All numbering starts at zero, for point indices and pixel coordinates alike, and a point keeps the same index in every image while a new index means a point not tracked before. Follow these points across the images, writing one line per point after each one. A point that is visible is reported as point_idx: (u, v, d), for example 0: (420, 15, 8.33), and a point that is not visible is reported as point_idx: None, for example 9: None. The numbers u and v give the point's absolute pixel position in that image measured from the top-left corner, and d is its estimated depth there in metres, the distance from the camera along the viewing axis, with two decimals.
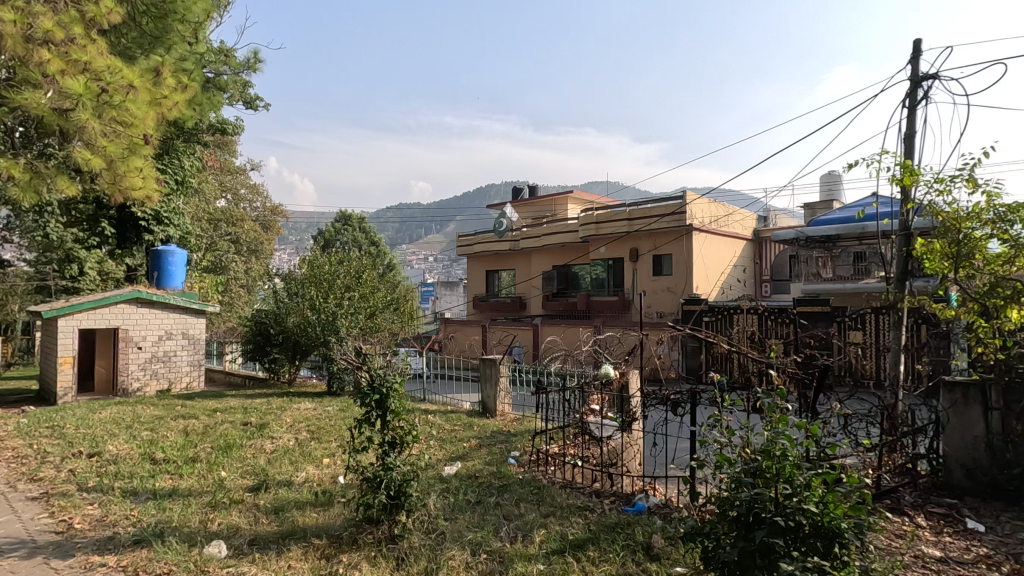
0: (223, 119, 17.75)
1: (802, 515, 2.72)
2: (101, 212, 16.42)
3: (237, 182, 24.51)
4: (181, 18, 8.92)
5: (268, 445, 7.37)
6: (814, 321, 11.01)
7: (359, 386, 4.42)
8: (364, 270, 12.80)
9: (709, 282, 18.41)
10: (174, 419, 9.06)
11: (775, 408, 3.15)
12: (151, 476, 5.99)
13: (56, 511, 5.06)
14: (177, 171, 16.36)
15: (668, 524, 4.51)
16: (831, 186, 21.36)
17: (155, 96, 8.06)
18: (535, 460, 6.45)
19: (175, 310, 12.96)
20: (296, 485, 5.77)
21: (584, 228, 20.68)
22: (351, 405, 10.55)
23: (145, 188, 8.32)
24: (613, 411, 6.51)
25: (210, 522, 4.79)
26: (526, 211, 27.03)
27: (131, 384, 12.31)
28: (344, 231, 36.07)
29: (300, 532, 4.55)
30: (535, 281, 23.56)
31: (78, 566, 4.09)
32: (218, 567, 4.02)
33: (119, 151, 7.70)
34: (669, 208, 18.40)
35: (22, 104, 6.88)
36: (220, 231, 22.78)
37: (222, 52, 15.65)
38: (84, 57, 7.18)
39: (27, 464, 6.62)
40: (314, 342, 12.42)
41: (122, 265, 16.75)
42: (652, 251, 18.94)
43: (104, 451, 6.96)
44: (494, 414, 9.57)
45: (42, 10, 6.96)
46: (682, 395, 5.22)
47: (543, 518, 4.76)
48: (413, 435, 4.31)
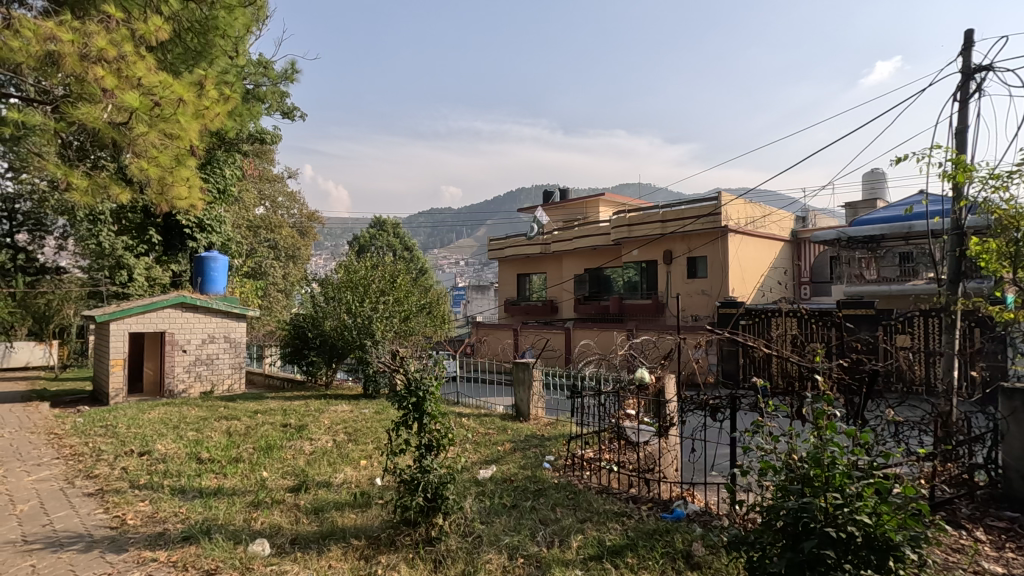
0: (262, 129, 18.35)
1: (854, 526, 2.62)
2: (148, 221, 17.16)
3: (275, 190, 25.28)
4: (223, 34, 9.41)
5: (307, 446, 7.57)
6: (859, 324, 10.63)
7: (396, 388, 4.50)
8: (399, 274, 13.01)
9: (746, 285, 18.00)
10: (218, 420, 9.39)
11: (823, 414, 3.05)
12: (197, 475, 6.20)
13: (110, 507, 5.29)
14: (219, 180, 16.95)
15: (710, 532, 4.40)
16: (874, 184, 20.67)
17: (199, 108, 8.35)
18: (569, 465, 6.40)
19: (218, 314, 13.42)
20: (335, 486, 5.89)
21: (616, 230, 20.48)
22: (387, 408, 10.70)
23: (190, 198, 8.70)
24: (649, 416, 6.41)
25: (254, 521, 4.92)
26: (558, 215, 26.97)
27: (177, 385, 12.78)
28: (378, 237, 36.77)
29: (339, 533, 4.63)
30: (566, 284, 23.49)
31: (131, 560, 4.25)
32: (262, 565, 4.13)
33: (169, 162, 8.11)
34: (704, 209, 18.10)
35: (81, 118, 7.28)
36: (259, 238, 23.53)
37: (261, 65, 16.24)
38: (137, 73, 7.57)
39: (84, 461, 6.94)
40: (350, 345, 12.67)
41: (168, 271, 17.48)
42: (686, 254, 18.63)
43: (153, 450, 7.26)
44: (527, 418, 9.54)
45: (97, 30, 7.42)
46: (721, 400, 5.05)
47: (580, 523, 4.72)
48: (449, 438, 4.35)
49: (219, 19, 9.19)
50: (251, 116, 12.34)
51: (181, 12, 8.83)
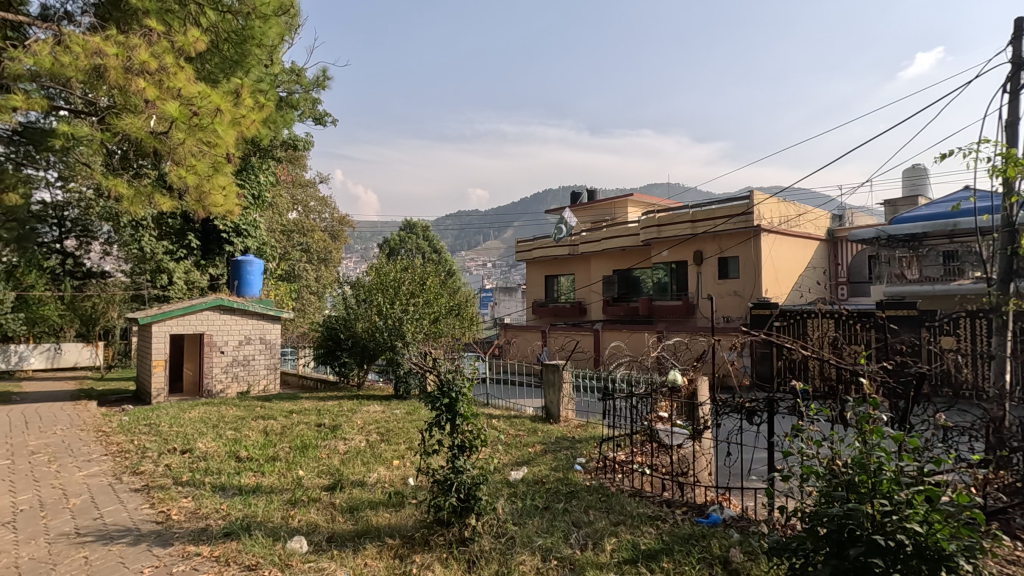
0: (295, 135, 18.79)
1: (903, 534, 2.54)
2: (188, 226, 17.71)
3: (308, 195, 25.83)
4: (258, 44, 9.69)
5: (342, 445, 7.70)
6: (901, 325, 10.28)
7: (429, 389, 4.54)
8: (428, 276, 13.19)
9: (780, 286, 17.57)
10: (254, 419, 9.62)
11: (868, 419, 2.95)
12: (237, 473, 6.39)
13: (156, 503, 5.49)
14: (254, 186, 17.39)
15: (748, 538, 4.31)
16: (915, 181, 19.97)
17: (235, 117, 8.61)
18: (601, 467, 6.35)
19: (254, 316, 13.77)
20: (369, 485, 5.98)
21: (645, 231, 20.25)
22: (418, 408, 10.82)
23: (227, 205, 9.01)
24: (682, 419, 6.31)
25: (291, 518, 5.04)
26: (586, 215, 26.84)
27: (215, 385, 13.16)
28: (408, 239, 37.23)
29: (374, 532, 4.70)
30: (595, 286, 23.34)
31: (177, 554, 4.40)
32: (300, 562, 4.20)
33: (206, 170, 8.45)
34: (735, 209, 17.76)
35: (125, 128, 7.66)
36: (293, 241, 24.12)
37: (294, 72, 16.68)
38: (177, 84, 7.98)
39: (130, 458, 7.21)
40: (381, 347, 12.82)
41: (206, 274, 18.02)
42: (717, 254, 18.28)
43: (194, 448, 7.47)
44: (557, 420, 9.50)
45: (139, 43, 7.84)
46: (758, 403, 4.91)
47: (614, 526, 4.68)
48: (481, 439, 4.38)
49: (254, 29, 9.47)
50: (284, 122, 12.64)
51: (218, 23, 9.20)
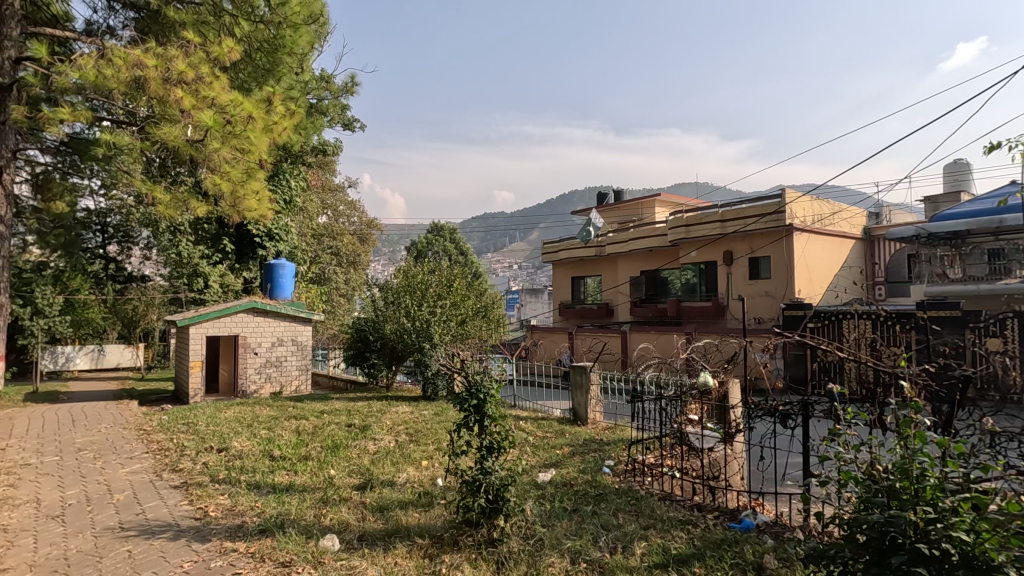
0: (324, 141, 19.17)
1: (949, 543, 2.45)
2: (223, 231, 18.47)
3: (337, 200, 26.32)
4: (288, 52, 10.84)
5: (371, 446, 7.81)
6: (944, 326, 9.89)
7: (457, 391, 4.56)
8: (455, 278, 13.29)
9: (813, 286, 17.13)
10: (287, 419, 9.83)
11: (910, 422, 2.86)
12: (270, 471, 6.54)
13: (194, 499, 5.67)
14: (286, 191, 17.78)
15: (783, 545, 4.21)
16: (957, 176, 19.23)
17: (267, 123, 9.56)
18: (630, 470, 6.29)
19: (286, 318, 14.08)
20: (399, 485, 6.05)
21: (673, 231, 20.00)
22: (445, 410, 10.89)
23: (260, 209, 9.98)
24: (713, 422, 6.19)
25: (323, 517, 5.13)
26: (613, 216, 26.65)
27: (249, 386, 13.50)
28: (435, 242, 37.60)
29: (404, 531, 4.75)
30: (622, 287, 23.14)
31: (215, 549, 4.53)
32: (333, 560, 4.27)
33: (239, 176, 9.40)
34: (765, 208, 17.40)
35: (164, 136, 8.59)
36: (323, 245, 24.64)
37: (324, 79, 17.07)
38: (211, 94, 8.83)
39: (170, 455, 7.47)
40: (409, 348, 12.95)
41: (240, 278, 18.67)
42: (748, 254, 17.91)
43: (230, 447, 7.68)
44: (585, 422, 9.44)
45: (176, 56, 8.76)
46: (792, 407, 4.78)
47: (643, 530, 4.63)
48: (509, 440, 4.40)
49: (284, 38, 10.55)
50: (314, 129, 12.90)
51: (251, 34, 10.33)
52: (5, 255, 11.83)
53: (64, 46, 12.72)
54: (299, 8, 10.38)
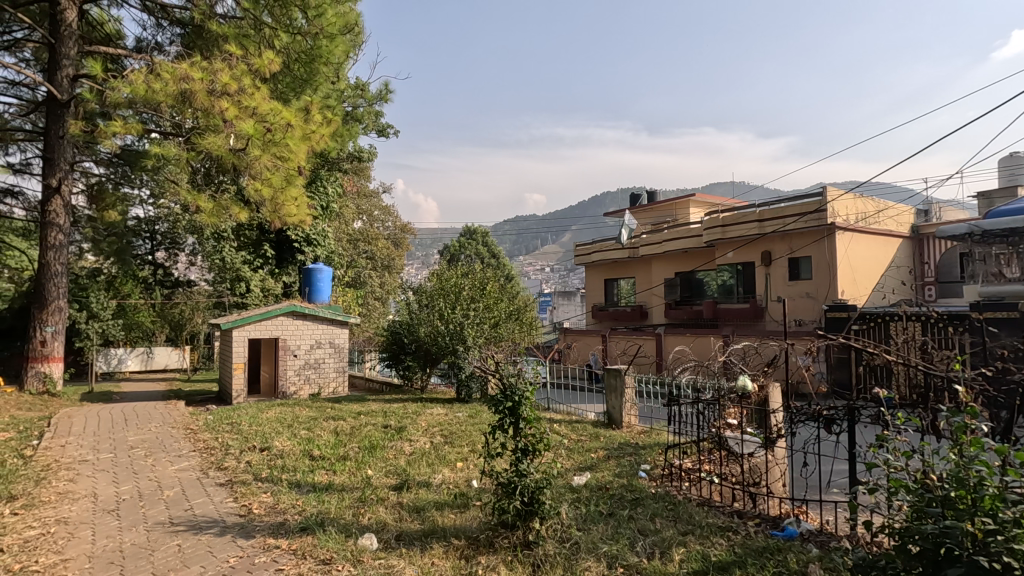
0: (359, 148, 19.60)
1: (1011, 557, 2.32)
2: (263, 237, 19.20)
3: (372, 205, 26.85)
4: (325, 62, 11.12)
5: (407, 447, 7.91)
6: (1001, 328, 9.40)
7: (492, 393, 4.60)
8: (488, 281, 13.38)
9: (857, 287, 16.54)
10: (325, 420, 10.07)
11: (966, 429, 2.71)
12: (310, 471, 6.70)
13: (238, 497, 5.86)
14: (323, 198, 18.28)
15: (829, 554, 4.06)
16: (1013, 170, 18.30)
17: (305, 131, 9.91)
18: (667, 475, 6.19)
19: (324, 321, 14.42)
20: (435, 486, 6.13)
21: (709, 231, 19.62)
22: (479, 412, 10.97)
23: (299, 214, 10.22)
24: (753, 427, 6.03)
25: (361, 516, 5.23)
26: (646, 218, 26.32)
27: (288, 388, 13.88)
28: (467, 245, 37.96)
29: (440, 532, 4.80)
30: (656, 289, 22.83)
31: (258, 546, 4.67)
32: (371, 559, 4.34)
33: (279, 182, 9.77)
34: (806, 206, 16.88)
35: (209, 146, 9.11)
36: (359, 249, 25.17)
37: (358, 87, 17.54)
38: (252, 104, 9.30)
39: (216, 454, 7.74)
40: (443, 350, 13.08)
41: (280, 282, 19.34)
42: (787, 254, 17.41)
43: (272, 446, 7.93)
44: (620, 425, 9.34)
45: (221, 68, 9.26)
46: (837, 412, 4.60)
47: (682, 536, 4.54)
48: (545, 444, 4.39)
49: (321, 48, 10.87)
50: (349, 136, 13.24)
51: (290, 45, 10.77)
52: (65, 261, 12.50)
53: (117, 63, 13.43)
54: (335, 19, 10.64)
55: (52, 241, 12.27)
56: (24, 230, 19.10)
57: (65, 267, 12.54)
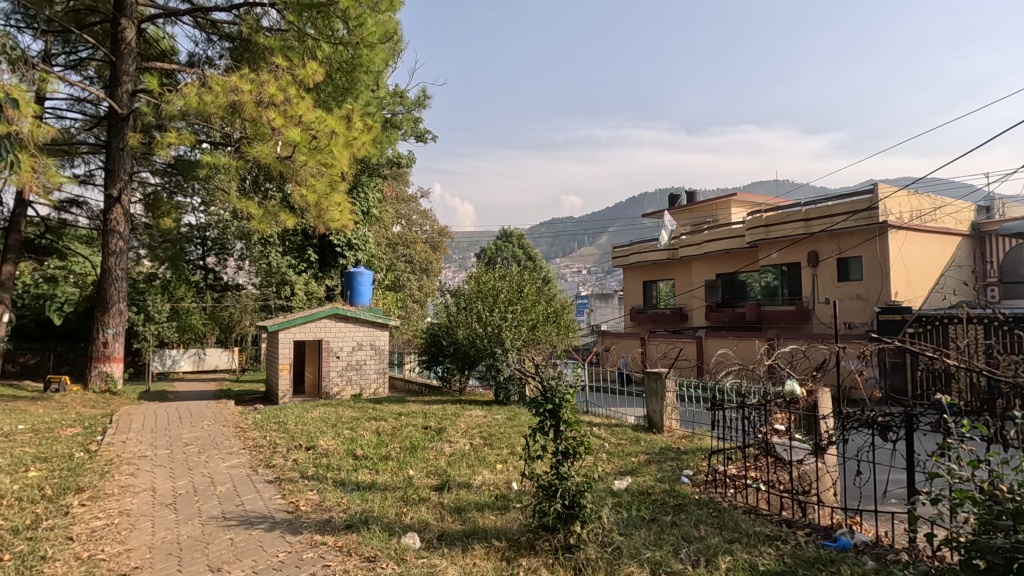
0: (398, 154, 19.99)
1: None
2: (307, 242, 19.80)
3: (410, 209, 27.33)
4: (366, 70, 11.43)
5: (448, 448, 7.99)
6: None
7: (532, 395, 4.59)
8: (525, 283, 13.39)
9: (912, 288, 15.79)
10: (367, 420, 10.27)
11: None
12: (354, 470, 6.86)
13: (286, 494, 6.05)
14: (364, 204, 18.72)
15: (887, 567, 3.89)
16: None
17: (348, 138, 10.18)
18: (710, 481, 6.05)
19: (365, 324, 14.73)
20: (476, 487, 6.17)
21: (752, 231, 19.10)
22: (518, 414, 10.99)
23: (342, 220, 10.49)
24: (802, 433, 5.84)
25: (404, 515, 5.32)
26: (686, 218, 25.82)
27: (331, 388, 14.24)
28: (504, 248, 38.17)
29: (481, 533, 4.83)
30: (697, 291, 22.36)
31: (306, 542, 4.80)
32: (414, 557, 4.42)
33: (323, 189, 10.07)
34: (855, 204, 16.23)
35: (258, 154, 9.53)
36: (398, 253, 25.63)
37: (398, 95, 17.91)
38: (298, 113, 9.70)
39: (264, 452, 8.01)
40: (481, 353, 13.16)
41: (323, 286, 19.88)
42: (836, 254, 16.76)
43: (317, 445, 8.14)
44: (661, 429, 9.19)
45: (268, 80, 9.71)
46: (894, 418, 4.40)
47: (728, 544, 4.43)
48: (586, 447, 4.38)
49: (362, 57, 11.12)
50: (389, 142, 13.51)
51: (332, 55, 11.08)
52: (124, 267, 13.19)
53: (171, 77, 14.12)
54: (375, 28, 10.84)
55: (113, 247, 12.97)
56: (88, 237, 20.24)
57: (125, 272, 13.24)
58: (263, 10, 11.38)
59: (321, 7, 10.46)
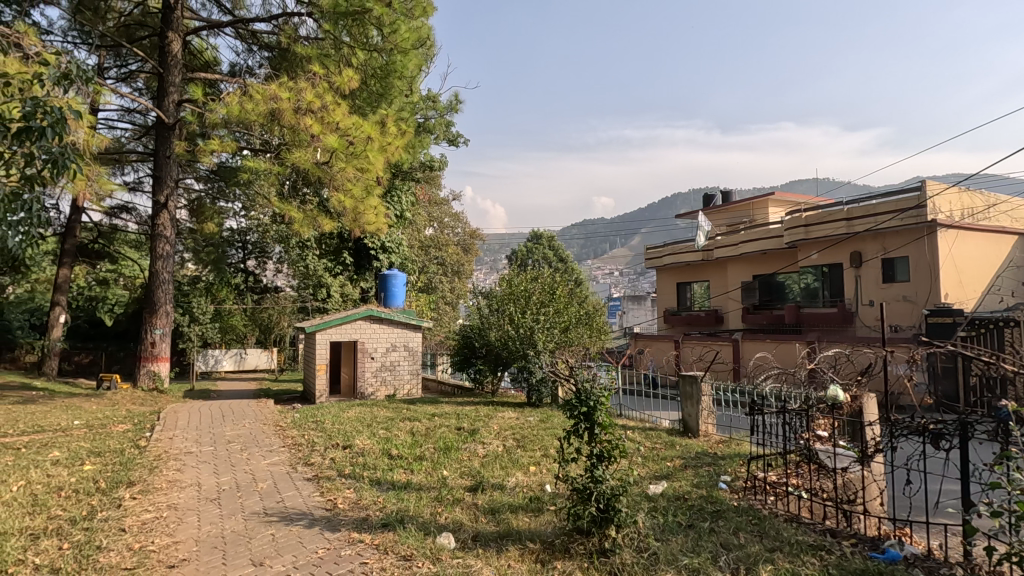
0: (431, 158, 20.27)
1: None
2: (343, 245, 20.24)
3: (442, 212, 27.63)
4: (399, 76, 11.65)
5: (481, 449, 8.03)
6: None
7: (566, 398, 4.58)
8: (557, 285, 13.34)
9: (963, 289, 15.09)
10: (402, 421, 10.40)
11: None
12: (389, 469, 6.96)
13: (324, 491, 6.19)
14: (398, 207, 19.02)
15: None
16: None
17: (382, 143, 10.41)
18: (750, 488, 5.90)
19: (399, 325, 14.94)
20: (510, 489, 6.18)
21: (791, 231, 18.57)
22: (551, 416, 10.95)
23: (378, 223, 10.67)
24: (847, 440, 5.63)
25: (439, 515, 5.36)
26: (721, 219, 25.29)
27: (366, 389, 14.49)
28: (535, 250, 38.17)
29: (515, 535, 4.84)
30: (733, 293, 21.86)
31: (344, 539, 4.90)
32: (449, 557, 4.45)
33: (359, 193, 10.28)
34: (901, 202, 15.61)
35: (298, 160, 9.83)
36: (430, 255, 25.93)
37: (431, 99, 18.15)
38: (335, 119, 9.98)
39: (302, 450, 8.21)
40: (513, 355, 13.18)
41: (358, 288, 20.26)
42: (881, 254, 16.14)
43: (354, 445, 8.27)
44: (697, 434, 9.01)
45: (306, 88, 10.01)
46: (949, 426, 4.18)
47: (769, 552, 4.32)
48: (621, 450, 4.34)
49: (395, 63, 11.36)
50: (422, 146, 13.70)
51: (367, 61, 11.30)
52: (171, 270, 13.72)
53: (214, 87, 14.64)
54: (408, 34, 10.98)
55: (160, 251, 13.52)
56: (136, 242, 21.14)
57: (171, 275, 13.76)
58: (301, 20, 11.73)
59: (356, 15, 10.58)
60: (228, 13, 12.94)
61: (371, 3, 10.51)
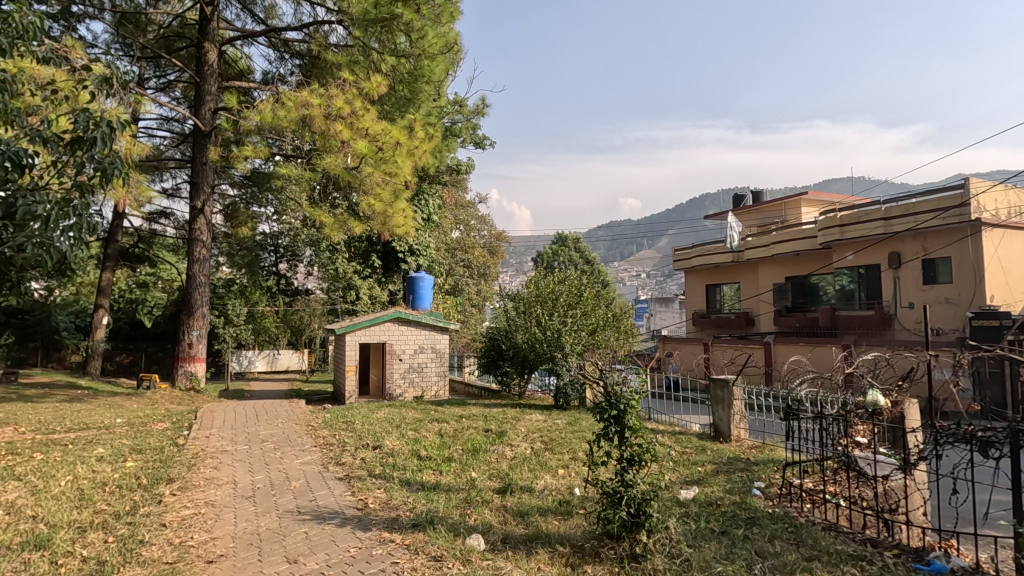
0: (457, 161, 20.42)
1: None
2: (371, 248, 20.51)
3: (468, 215, 27.77)
4: (427, 81, 11.78)
5: (509, 451, 8.03)
6: None
7: (596, 400, 4.55)
8: (584, 287, 13.26)
9: (1010, 292, 14.49)
10: (431, 422, 10.48)
11: None
12: (418, 470, 7.02)
13: (355, 491, 6.28)
14: (425, 210, 19.20)
15: None
16: None
17: (410, 148, 10.51)
18: (784, 495, 5.76)
19: (426, 327, 15.08)
20: (538, 491, 6.17)
21: (825, 232, 18.07)
22: (579, 419, 10.90)
23: (406, 226, 10.80)
24: (887, 447, 5.45)
25: (468, 517, 5.39)
26: (752, 219, 24.78)
27: (395, 389, 14.66)
28: (561, 253, 38.05)
29: (544, 537, 4.83)
30: (765, 295, 21.39)
31: (376, 538, 4.96)
32: (480, 559, 4.45)
33: (388, 197, 10.43)
34: (943, 201, 15.04)
35: (329, 165, 10.04)
36: (457, 258, 26.09)
37: (457, 103, 18.29)
38: (364, 125, 10.16)
39: (333, 450, 8.35)
40: (540, 357, 13.15)
41: (386, 290, 20.51)
42: (920, 255, 15.58)
43: (383, 445, 8.39)
44: (728, 438, 8.85)
45: (336, 94, 10.21)
46: (999, 434, 3.98)
47: (807, 562, 4.20)
48: (651, 454, 4.29)
49: (423, 68, 11.45)
50: (449, 149, 13.81)
51: (396, 66, 11.44)
52: (207, 273, 14.13)
53: (248, 95, 15.04)
54: (435, 40, 11.08)
55: (197, 255, 13.95)
56: (174, 246, 21.86)
57: (207, 278, 14.17)
58: (331, 27, 12.00)
59: (385, 22, 10.72)
60: (261, 22, 13.28)
61: (400, 10, 10.54)
